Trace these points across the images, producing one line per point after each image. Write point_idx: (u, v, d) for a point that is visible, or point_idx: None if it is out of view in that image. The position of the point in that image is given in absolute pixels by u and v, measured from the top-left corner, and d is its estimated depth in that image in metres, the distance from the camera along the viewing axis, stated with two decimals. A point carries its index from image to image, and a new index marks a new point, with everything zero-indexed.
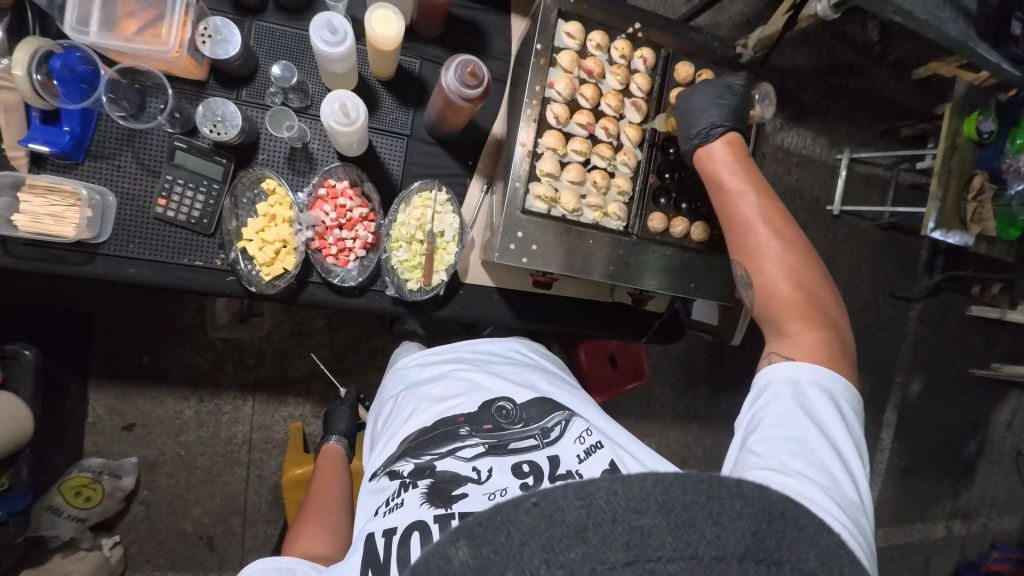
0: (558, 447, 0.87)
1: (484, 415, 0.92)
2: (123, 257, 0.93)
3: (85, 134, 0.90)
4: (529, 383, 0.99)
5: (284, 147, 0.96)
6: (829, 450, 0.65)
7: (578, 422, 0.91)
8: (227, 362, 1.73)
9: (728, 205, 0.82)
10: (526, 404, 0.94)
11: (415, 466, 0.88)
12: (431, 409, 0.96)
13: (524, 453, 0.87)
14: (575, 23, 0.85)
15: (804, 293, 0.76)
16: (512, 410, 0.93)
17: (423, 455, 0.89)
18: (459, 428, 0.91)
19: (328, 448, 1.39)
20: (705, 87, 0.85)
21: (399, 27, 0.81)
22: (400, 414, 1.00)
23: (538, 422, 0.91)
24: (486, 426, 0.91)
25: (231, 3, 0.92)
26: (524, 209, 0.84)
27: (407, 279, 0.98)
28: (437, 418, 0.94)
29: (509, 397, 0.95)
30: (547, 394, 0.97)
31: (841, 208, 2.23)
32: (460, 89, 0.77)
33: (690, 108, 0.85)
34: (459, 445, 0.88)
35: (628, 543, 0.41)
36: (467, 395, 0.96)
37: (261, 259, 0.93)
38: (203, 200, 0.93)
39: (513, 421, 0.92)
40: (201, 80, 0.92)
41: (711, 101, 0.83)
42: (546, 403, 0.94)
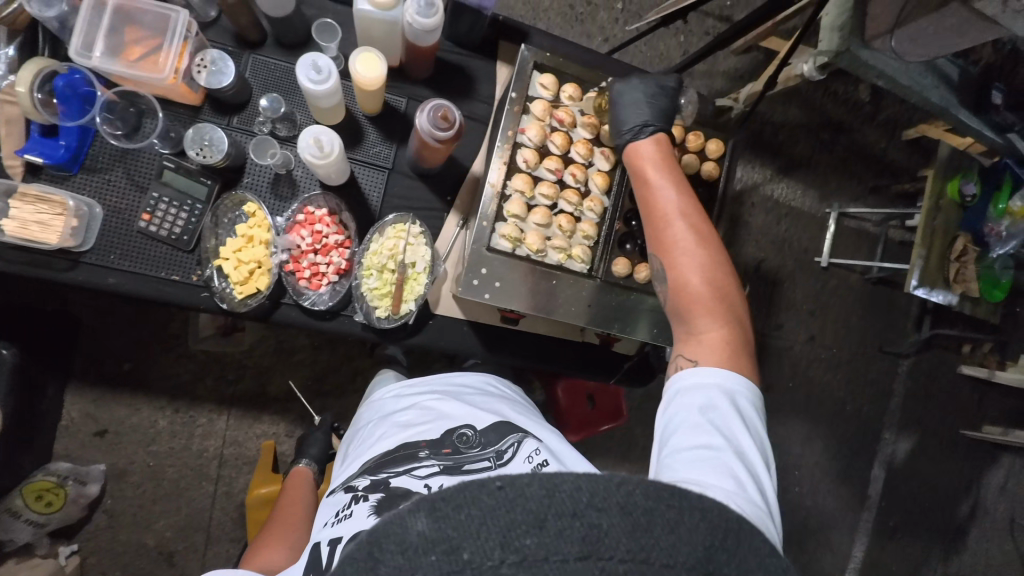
0: (510, 466, 0.88)
1: (445, 440, 0.93)
2: (103, 267, 0.96)
3: (81, 149, 0.94)
4: (494, 411, 1.00)
5: (269, 173, 1.00)
6: (733, 453, 0.68)
7: (530, 442, 0.92)
8: (207, 375, 1.74)
9: (650, 201, 0.85)
10: (486, 429, 0.95)
11: (371, 482, 0.89)
12: (396, 434, 0.97)
13: (476, 474, 0.87)
14: (550, 75, 0.90)
15: (714, 291, 0.79)
16: (472, 435, 0.94)
17: (382, 472, 0.90)
18: (419, 451, 0.92)
19: (298, 470, 1.39)
20: (636, 87, 0.88)
21: (382, 69, 0.87)
22: (367, 439, 1.02)
23: (494, 446, 0.92)
24: (445, 449, 0.91)
25: (232, 36, 0.98)
26: (489, 247, 0.87)
27: (376, 307, 1.01)
28: (399, 442, 0.95)
29: (471, 423, 0.96)
30: (507, 419, 0.98)
31: (829, 260, 2.26)
32: (433, 131, 0.81)
33: (626, 107, 0.88)
34: (415, 466, 0.89)
35: (584, 537, 0.42)
36: (432, 422, 0.97)
37: (236, 277, 0.96)
38: (185, 217, 0.97)
39: (472, 445, 0.92)
40: (196, 105, 0.97)
41: (643, 100, 0.87)
42: (504, 426, 0.95)
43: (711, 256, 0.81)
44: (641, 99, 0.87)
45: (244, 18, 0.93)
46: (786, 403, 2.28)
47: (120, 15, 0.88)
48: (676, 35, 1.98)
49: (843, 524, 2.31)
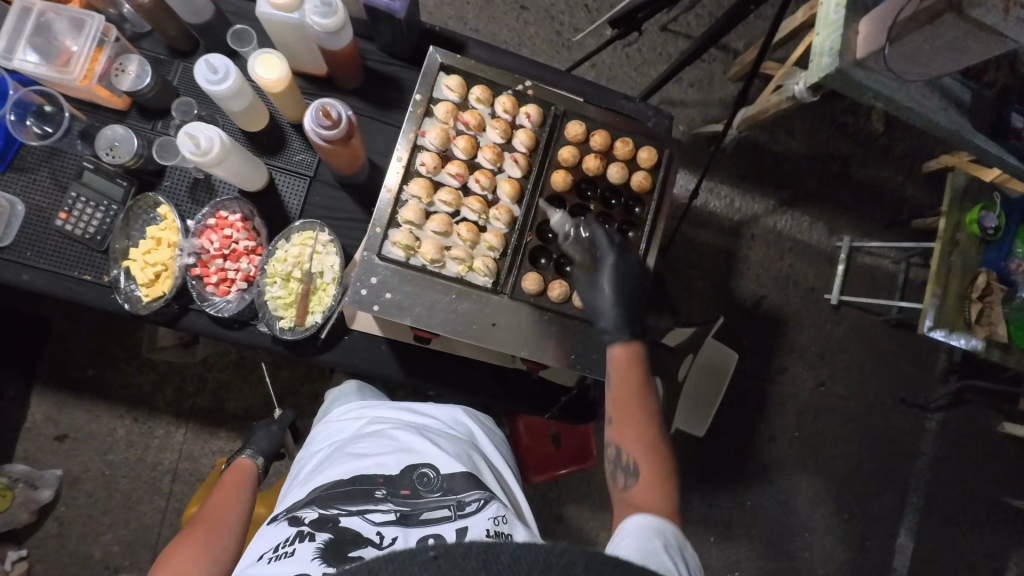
0: (471, 520, 0.74)
1: (404, 479, 0.78)
2: (19, 263, 0.96)
3: (10, 148, 0.96)
4: (462, 454, 0.85)
5: (188, 178, 0.99)
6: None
7: (496, 505, 0.77)
8: (168, 386, 1.73)
9: (618, 397, 0.78)
10: (452, 473, 0.80)
11: (319, 516, 0.73)
12: (349, 460, 0.81)
13: (434, 525, 0.72)
14: (457, 77, 0.86)
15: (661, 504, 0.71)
16: (434, 478, 0.78)
17: (332, 507, 0.74)
18: (375, 489, 0.76)
19: (238, 465, 1.12)
20: (625, 268, 0.84)
21: (283, 69, 0.86)
22: (316, 465, 0.86)
23: (458, 493, 0.77)
24: (403, 491, 0.76)
25: (165, 46, 1.00)
26: (381, 255, 0.81)
27: (280, 317, 0.96)
28: (355, 471, 0.79)
29: (434, 463, 0.81)
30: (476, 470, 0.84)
31: (839, 298, 2.08)
32: (316, 129, 0.78)
33: (610, 293, 0.82)
34: (368, 508, 0.73)
35: None
36: (390, 452, 0.82)
37: (141, 279, 0.94)
38: (101, 217, 0.96)
39: (433, 489, 0.77)
40: (122, 109, 0.98)
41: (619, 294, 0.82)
42: (472, 476, 0.81)
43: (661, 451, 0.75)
44: (624, 290, 0.83)
45: (171, 27, 0.94)
46: (790, 455, 2.05)
47: (42, 20, 0.90)
48: (665, 61, 1.94)
49: None
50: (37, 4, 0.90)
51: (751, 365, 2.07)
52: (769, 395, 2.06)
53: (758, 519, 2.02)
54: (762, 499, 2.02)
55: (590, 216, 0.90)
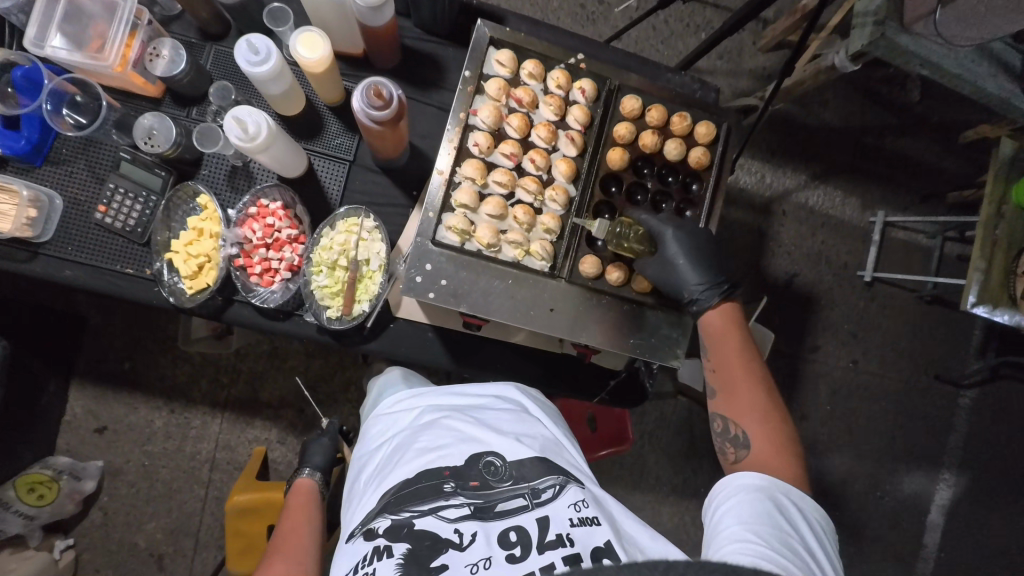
0: (549, 509, 0.74)
1: (471, 471, 0.77)
2: (61, 258, 0.94)
3: (45, 140, 0.93)
4: (526, 434, 0.83)
5: (226, 166, 0.96)
6: (804, 551, 0.63)
7: (574, 489, 0.77)
8: (202, 377, 1.73)
9: (722, 357, 0.79)
10: (519, 458, 0.78)
11: (392, 523, 0.73)
12: (410, 458, 0.79)
13: (513, 517, 0.73)
14: (508, 52, 0.82)
15: (784, 459, 0.73)
16: (502, 465, 0.77)
17: (404, 511, 0.74)
18: (444, 483, 0.76)
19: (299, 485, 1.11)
20: (690, 237, 0.81)
21: (325, 49, 0.82)
22: (378, 465, 0.85)
23: (529, 479, 0.76)
24: (473, 483, 0.76)
25: (197, 30, 0.96)
26: (435, 240, 0.79)
27: (327, 307, 0.94)
28: (419, 468, 0.77)
29: (499, 449, 0.79)
30: (546, 450, 0.81)
31: (873, 274, 2.02)
32: (367, 110, 0.75)
33: (684, 258, 0.80)
34: (443, 507, 0.73)
35: None
36: (452, 443, 0.80)
37: (185, 271, 0.91)
38: (140, 209, 0.94)
39: (503, 478, 0.76)
40: (156, 97, 0.95)
41: (694, 254, 0.80)
42: (540, 457, 0.79)
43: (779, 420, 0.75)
44: (696, 251, 0.81)
45: (203, 10, 0.91)
46: (823, 434, 2.03)
47: (71, 6, 0.87)
48: (695, 33, 1.85)
49: None
50: None
51: (783, 345, 2.03)
52: (802, 374, 2.04)
53: None
54: None
55: (647, 195, 0.87)
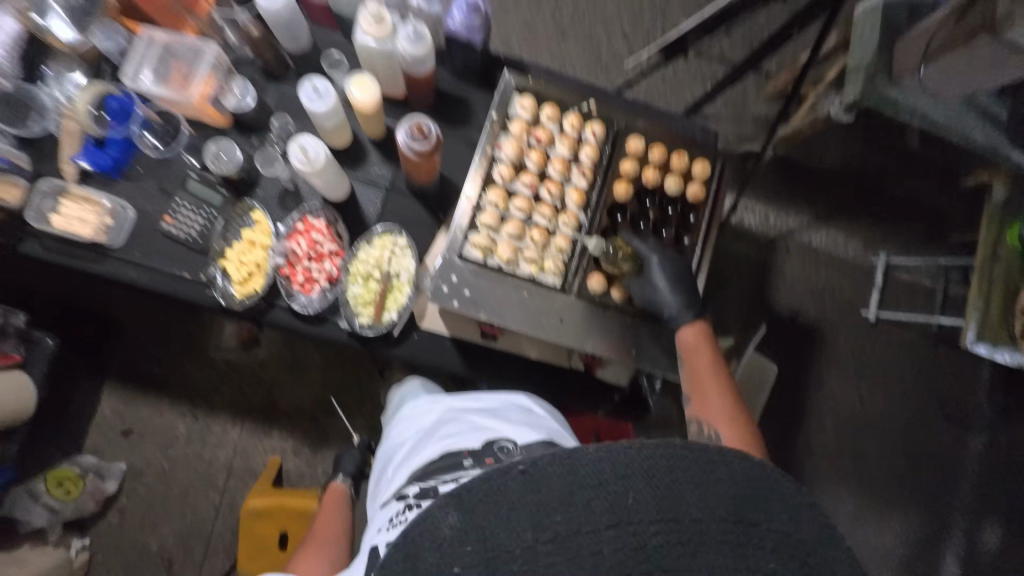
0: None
1: (487, 450, 0.85)
2: (126, 261, 1.06)
3: (124, 159, 1.08)
4: (534, 424, 0.92)
5: (279, 187, 1.10)
6: None
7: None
8: (225, 385, 1.82)
9: (692, 370, 0.90)
10: (529, 441, 0.87)
11: (420, 489, 0.81)
12: (434, 443, 0.88)
13: None
14: (529, 97, 0.95)
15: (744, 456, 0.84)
16: (513, 447, 0.86)
17: (429, 480, 0.82)
18: (463, 460, 0.84)
19: (332, 489, 1.20)
20: (671, 265, 0.91)
21: (376, 91, 0.96)
22: (404, 456, 0.93)
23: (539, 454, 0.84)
24: (487, 459, 0.84)
25: (261, 70, 1.11)
26: (461, 256, 0.90)
27: (359, 314, 1.04)
28: (441, 450, 0.86)
29: (510, 435, 0.88)
30: (553, 437, 0.90)
31: (877, 313, 2.10)
32: (410, 143, 0.87)
33: (665, 283, 0.90)
34: (461, 475, 0.80)
35: (608, 508, 0.43)
36: (468, 430, 0.89)
37: (236, 276, 1.04)
38: (201, 221, 1.07)
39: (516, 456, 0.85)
40: (222, 126, 1.09)
41: (673, 278, 0.90)
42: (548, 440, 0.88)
43: (740, 425, 0.87)
44: (676, 277, 0.91)
45: (269, 53, 1.06)
46: (828, 471, 2.05)
47: (164, 50, 1.04)
48: (700, 84, 2.01)
49: None
50: (159, 35, 1.04)
51: (787, 379, 2.08)
52: (805, 409, 2.07)
53: None
54: None
55: (649, 223, 0.98)
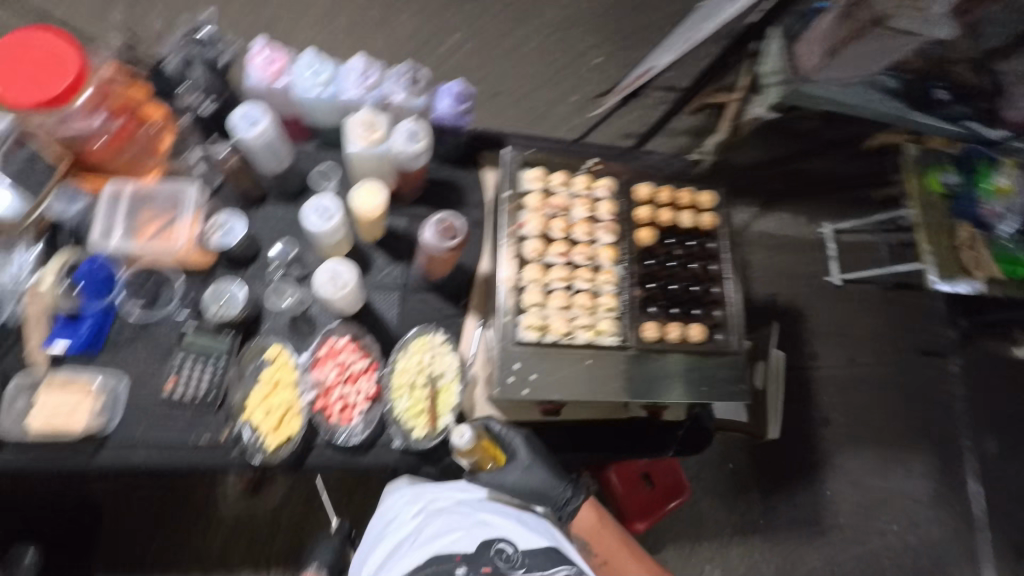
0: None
1: (484, 556, 0.86)
2: (129, 443, 0.93)
3: (103, 330, 0.96)
4: (533, 526, 0.94)
5: (287, 316, 1.01)
6: None
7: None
8: (238, 543, 1.55)
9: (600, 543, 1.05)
10: (528, 548, 0.89)
11: None
12: (427, 543, 0.89)
13: None
14: (537, 168, 0.96)
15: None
16: (513, 552, 0.88)
17: None
18: (457, 567, 0.85)
19: None
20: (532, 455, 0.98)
21: (381, 197, 0.92)
22: (396, 556, 0.91)
23: (544, 568, 0.86)
24: (485, 567, 0.85)
25: (236, 197, 1.03)
26: (517, 341, 0.86)
27: (412, 428, 0.96)
28: (433, 552, 0.87)
29: (509, 537, 0.89)
30: (554, 543, 0.91)
31: (841, 277, 2.25)
32: (438, 243, 0.83)
33: (532, 466, 0.97)
34: None
35: None
36: (467, 528, 0.90)
37: (266, 426, 0.93)
38: (209, 376, 0.96)
39: (511, 564, 0.86)
40: (209, 267, 1.00)
41: (536, 468, 0.97)
42: (552, 552, 0.89)
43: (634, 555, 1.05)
44: (540, 454, 0.99)
45: (247, 179, 0.99)
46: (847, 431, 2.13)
47: (134, 199, 0.96)
48: None
49: (948, 556, 2.09)
50: (126, 185, 0.96)
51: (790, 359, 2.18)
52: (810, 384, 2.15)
53: (839, 505, 2.06)
54: (837, 484, 2.07)
55: (678, 260, 0.99)
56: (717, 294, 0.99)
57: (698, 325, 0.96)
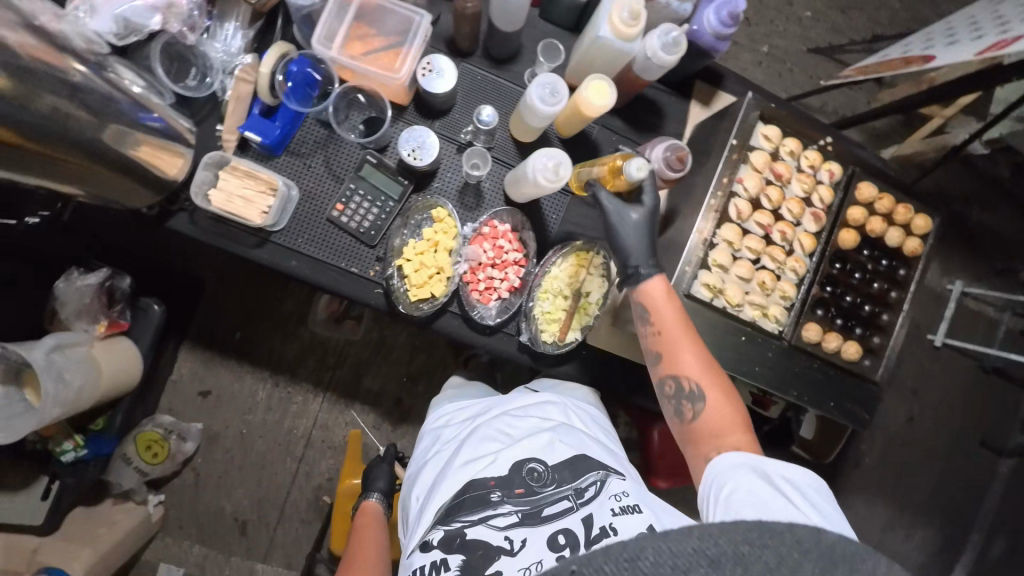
0: (593, 506, 0.77)
1: (516, 478, 0.80)
2: (289, 248, 0.97)
3: (290, 131, 0.97)
4: (563, 436, 0.86)
5: (459, 182, 1.01)
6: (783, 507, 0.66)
7: (614, 482, 0.80)
8: (310, 357, 1.67)
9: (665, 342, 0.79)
10: (559, 463, 0.82)
11: (444, 534, 0.78)
12: (458, 471, 0.84)
13: (558, 521, 0.76)
14: (774, 127, 0.90)
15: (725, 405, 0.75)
16: (543, 471, 0.81)
17: (454, 522, 0.78)
18: (490, 493, 0.79)
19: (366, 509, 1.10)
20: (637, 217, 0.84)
21: (610, 99, 0.86)
22: (431, 477, 0.89)
23: (572, 481, 0.80)
24: (518, 490, 0.79)
25: (445, 42, 0.99)
26: (688, 293, 0.86)
27: (542, 330, 0.99)
28: (466, 480, 0.82)
29: (540, 456, 0.82)
30: (582, 448, 0.85)
31: (945, 340, 1.72)
32: (665, 168, 0.83)
33: (636, 228, 0.84)
34: (490, 515, 0.77)
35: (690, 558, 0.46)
36: (497, 453, 0.84)
37: (414, 280, 0.96)
38: (376, 213, 0.98)
39: (546, 483, 0.80)
40: (401, 104, 0.99)
41: (638, 232, 0.84)
42: (580, 460, 0.82)
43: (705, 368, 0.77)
44: (648, 227, 0.85)
45: (468, 26, 0.93)
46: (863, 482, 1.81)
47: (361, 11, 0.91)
48: None
49: None
50: None
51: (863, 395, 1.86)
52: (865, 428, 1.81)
53: None
54: None
55: (867, 274, 0.94)
56: (884, 322, 0.94)
57: (855, 343, 0.93)
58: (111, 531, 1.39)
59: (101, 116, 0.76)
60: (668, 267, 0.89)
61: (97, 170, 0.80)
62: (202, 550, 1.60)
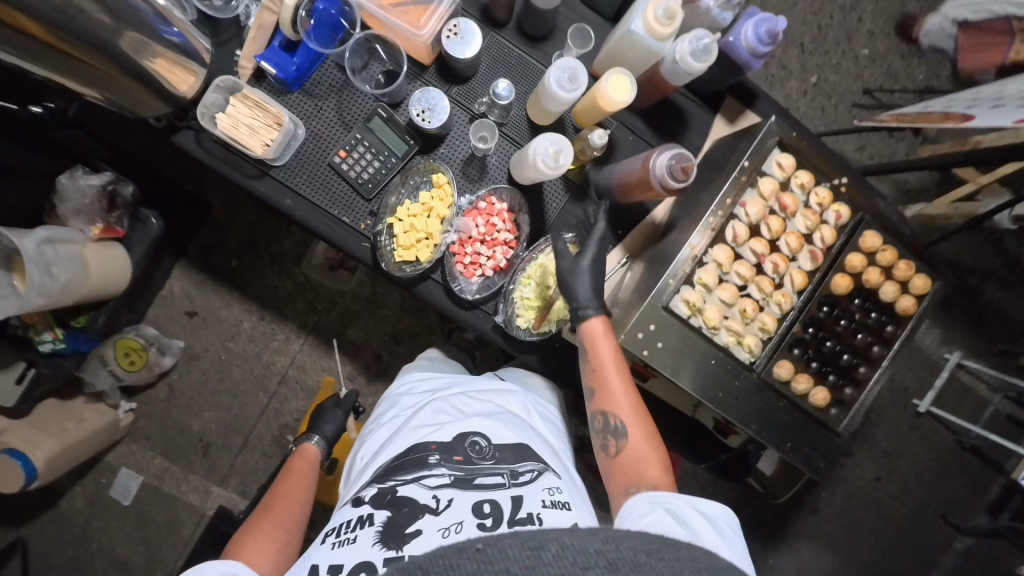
0: (526, 490, 0.77)
1: (457, 447, 0.82)
2: (286, 186, 0.97)
3: (308, 70, 0.96)
4: (511, 424, 0.89)
5: (466, 152, 1.00)
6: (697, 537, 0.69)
7: (551, 476, 0.81)
8: (299, 298, 1.69)
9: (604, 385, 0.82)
10: (503, 444, 0.84)
11: (377, 490, 0.79)
12: (407, 433, 0.87)
13: (489, 492, 0.77)
14: (790, 157, 0.89)
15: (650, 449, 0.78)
16: (485, 445, 0.83)
17: (390, 479, 0.80)
18: (430, 456, 0.81)
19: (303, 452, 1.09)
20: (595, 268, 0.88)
21: (631, 96, 0.84)
22: (380, 440, 0.91)
23: (510, 462, 0.81)
24: (457, 458, 0.81)
25: (479, 9, 0.97)
26: (666, 305, 0.86)
27: (519, 315, 0.99)
28: (412, 442, 0.85)
29: (484, 432, 0.85)
30: (528, 438, 0.87)
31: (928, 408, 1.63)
32: (666, 177, 0.81)
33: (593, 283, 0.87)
34: (425, 475, 0.79)
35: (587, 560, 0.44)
36: (447, 421, 0.87)
37: (402, 240, 0.95)
38: (377, 166, 0.97)
39: (485, 457, 0.81)
40: (424, 63, 0.97)
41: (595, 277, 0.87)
42: (524, 446, 0.84)
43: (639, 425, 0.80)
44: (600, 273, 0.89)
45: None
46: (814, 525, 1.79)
47: None
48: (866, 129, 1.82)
49: None
50: None
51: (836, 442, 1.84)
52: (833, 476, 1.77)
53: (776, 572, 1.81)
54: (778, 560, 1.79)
55: (852, 323, 0.92)
56: (861, 374, 0.92)
57: (825, 391, 0.91)
58: (77, 426, 1.43)
59: (119, 20, 0.75)
60: (653, 277, 0.88)
61: (111, 74, 0.80)
62: (164, 461, 1.65)
